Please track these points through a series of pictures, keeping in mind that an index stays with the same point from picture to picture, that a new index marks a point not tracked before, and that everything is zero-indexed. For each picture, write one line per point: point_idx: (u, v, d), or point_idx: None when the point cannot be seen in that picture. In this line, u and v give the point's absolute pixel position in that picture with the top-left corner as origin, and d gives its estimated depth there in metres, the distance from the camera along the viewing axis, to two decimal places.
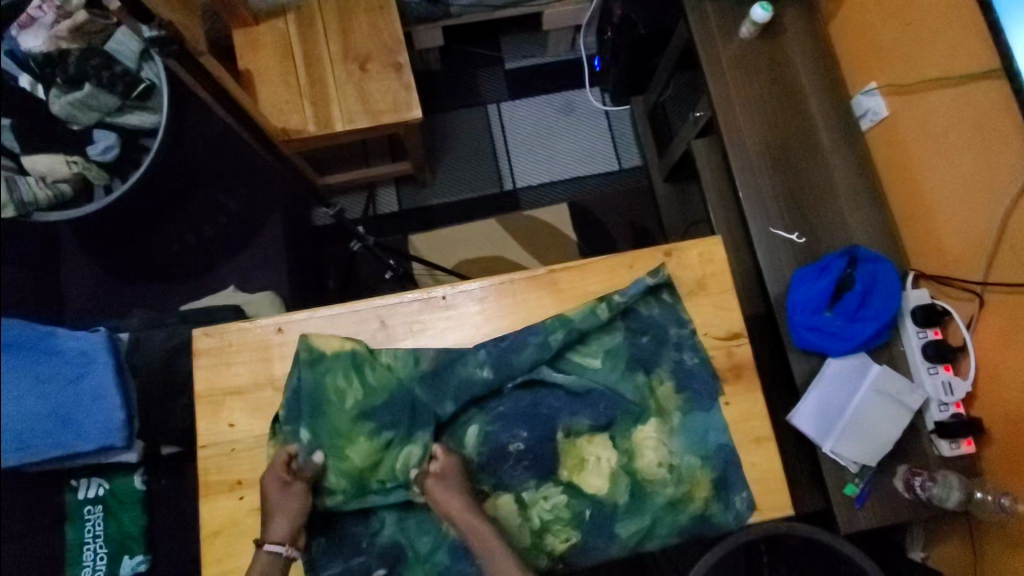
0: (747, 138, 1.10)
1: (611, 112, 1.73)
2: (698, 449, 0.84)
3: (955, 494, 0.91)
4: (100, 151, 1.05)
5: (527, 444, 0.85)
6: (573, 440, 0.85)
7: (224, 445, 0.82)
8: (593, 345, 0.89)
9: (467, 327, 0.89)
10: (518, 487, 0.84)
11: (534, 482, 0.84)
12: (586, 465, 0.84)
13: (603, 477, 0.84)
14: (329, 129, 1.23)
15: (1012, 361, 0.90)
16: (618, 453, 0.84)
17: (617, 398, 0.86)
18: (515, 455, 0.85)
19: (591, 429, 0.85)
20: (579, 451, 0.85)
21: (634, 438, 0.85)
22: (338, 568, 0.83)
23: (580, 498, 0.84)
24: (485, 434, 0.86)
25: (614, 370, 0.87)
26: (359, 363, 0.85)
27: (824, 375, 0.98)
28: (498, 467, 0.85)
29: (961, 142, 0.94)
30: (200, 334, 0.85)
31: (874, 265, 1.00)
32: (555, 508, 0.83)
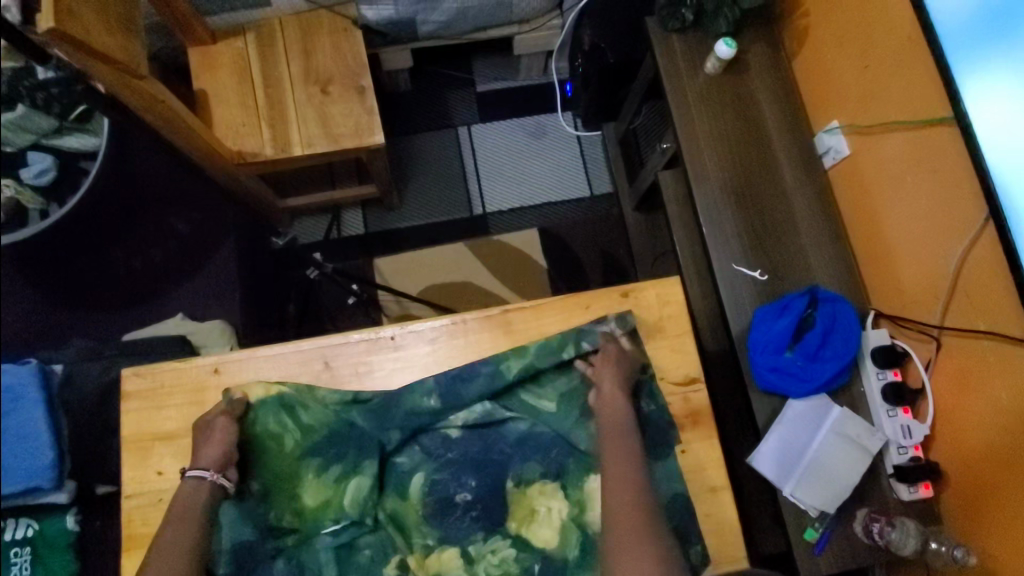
0: (711, 173, 1.10)
1: (583, 137, 1.72)
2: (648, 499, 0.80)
3: (912, 542, 0.89)
4: (33, 174, 1.08)
5: (474, 493, 0.82)
6: (523, 490, 0.82)
7: (151, 494, 0.78)
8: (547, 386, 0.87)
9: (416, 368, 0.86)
10: (463, 541, 0.80)
11: (481, 534, 0.80)
12: (537, 517, 0.81)
13: (552, 529, 0.80)
14: (287, 152, 1.19)
15: (968, 406, 0.90)
16: (568, 503, 0.81)
17: (565, 443, 0.84)
18: (463, 505, 0.81)
19: (542, 478, 0.82)
20: (530, 502, 0.81)
21: (585, 489, 0.81)
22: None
23: (530, 552, 0.80)
24: (430, 483, 0.83)
25: (569, 415, 0.85)
26: (298, 404, 0.83)
27: (785, 417, 0.97)
28: (444, 520, 0.81)
29: (918, 185, 0.94)
30: (129, 375, 0.82)
31: (834, 305, 1.00)
32: (503, 563, 0.79)
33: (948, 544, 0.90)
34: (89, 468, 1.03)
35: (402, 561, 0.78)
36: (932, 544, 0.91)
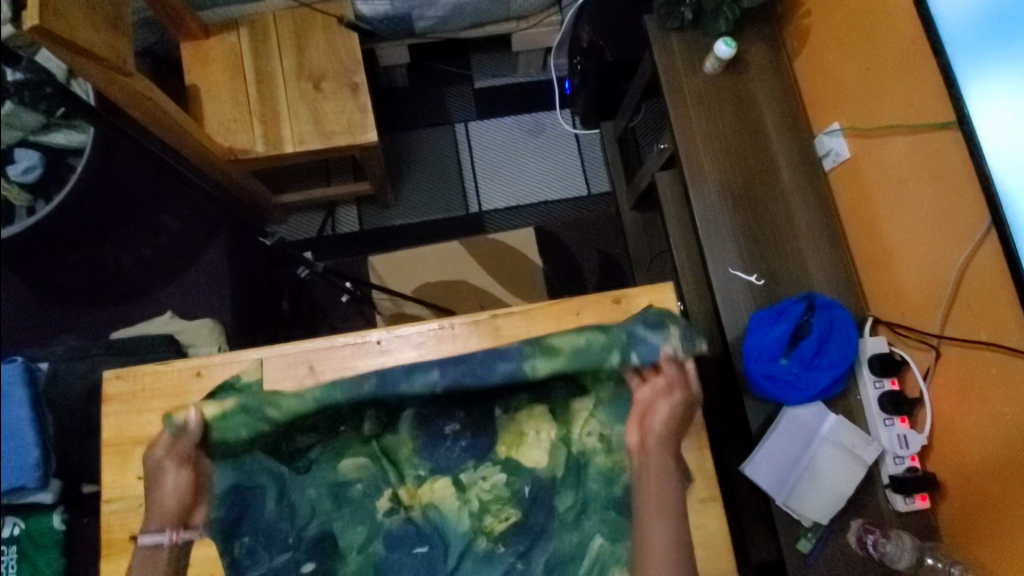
0: (708, 174, 1.08)
1: (581, 135, 1.70)
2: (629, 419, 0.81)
3: (907, 556, 0.88)
4: (20, 172, 1.10)
5: (463, 424, 0.82)
6: (511, 418, 0.83)
7: (132, 499, 0.76)
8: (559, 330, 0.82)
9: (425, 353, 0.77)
10: (453, 470, 0.82)
11: (472, 463, 0.82)
12: (526, 440, 0.82)
13: (543, 451, 0.81)
14: (279, 149, 1.17)
15: (967, 417, 0.88)
16: (556, 424, 0.82)
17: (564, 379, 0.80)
18: (452, 436, 0.82)
19: (529, 401, 0.83)
20: (518, 426, 0.83)
21: (571, 409, 0.82)
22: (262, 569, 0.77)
23: (522, 479, 0.81)
24: (418, 420, 0.82)
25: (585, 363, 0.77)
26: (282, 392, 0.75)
27: (780, 425, 0.95)
28: (435, 450, 0.82)
29: (920, 188, 0.92)
30: (111, 377, 0.79)
31: (831, 311, 0.98)
32: (494, 489, 0.80)
33: (945, 560, 0.88)
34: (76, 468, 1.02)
35: (393, 496, 0.81)
36: (928, 559, 0.89)
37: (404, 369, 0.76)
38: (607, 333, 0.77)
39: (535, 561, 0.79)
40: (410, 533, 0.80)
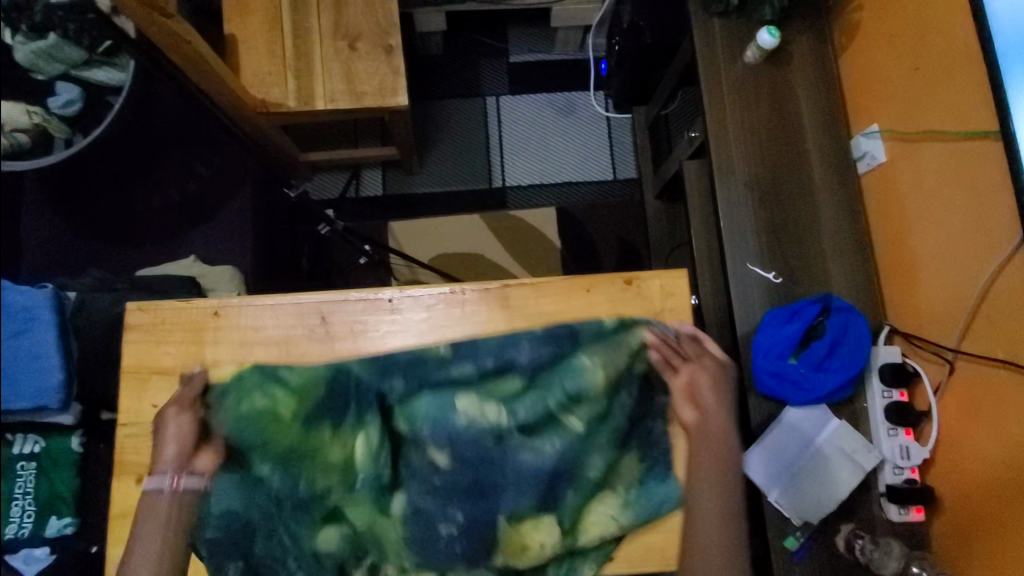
0: (736, 165, 1.06)
1: (613, 119, 1.68)
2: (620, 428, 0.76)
3: (893, 563, 0.88)
4: (61, 105, 0.98)
5: (461, 528, 0.71)
6: (515, 527, 0.72)
7: (145, 425, 0.78)
8: (582, 403, 0.74)
9: (434, 481, 0.72)
10: (445, 566, 0.71)
11: (462, 566, 0.71)
12: (528, 553, 0.71)
13: (547, 536, 0.72)
14: (310, 105, 1.19)
15: (973, 433, 0.87)
16: (561, 530, 0.73)
17: (574, 469, 0.74)
18: (447, 540, 0.71)
19: (535, 514, 0.72)
20: (520, 540, 0.71)
21: (585, 514, 0.75)
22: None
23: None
24: (412, 510, 0.72)
25: (592, 437, 0.74)
26: (320, 436, 0.72)
27: (781, 422, 0.94)
28: (426, 549, 0.71)
29: (953, 200, 0.90)
30: (133, 308, 0.80)
31: (846, 315, 0.96)
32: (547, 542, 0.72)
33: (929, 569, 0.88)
34: (96, 394, 1.06)
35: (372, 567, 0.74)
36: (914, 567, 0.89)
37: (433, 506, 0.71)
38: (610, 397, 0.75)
39: None
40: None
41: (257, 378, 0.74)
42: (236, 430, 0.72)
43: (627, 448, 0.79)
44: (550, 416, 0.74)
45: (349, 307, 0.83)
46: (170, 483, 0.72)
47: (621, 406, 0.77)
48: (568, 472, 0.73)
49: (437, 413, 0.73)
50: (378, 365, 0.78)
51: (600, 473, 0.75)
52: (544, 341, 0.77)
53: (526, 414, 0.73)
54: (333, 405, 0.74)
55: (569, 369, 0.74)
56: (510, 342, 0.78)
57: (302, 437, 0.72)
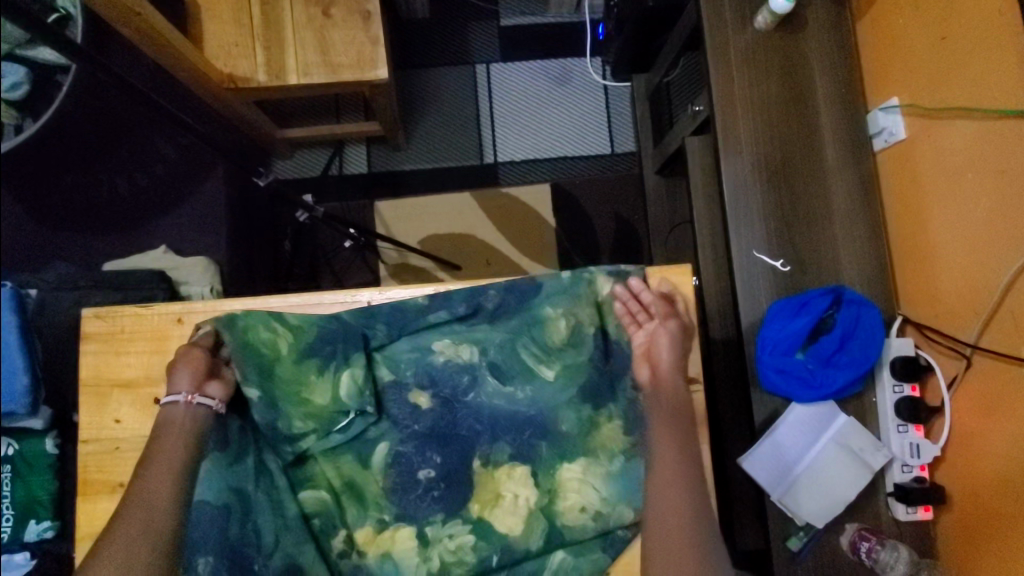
0: (744, 142, 0.98)
1: (610, 87, 1.58)
2: (593, 395, 0.72)
3: (902, 565, 0.85)
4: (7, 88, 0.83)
5: (439, 471, 0.71)
6: (489, 471, 0.71)
7: (108, 442, 0.72)
8: (555, 351, 0.72)
9: (412, 425, 0.73)
10: (421, 520, 0.71)
11: (440, 516, 0.71)
12: (500, 503, 0.70)
13: (518, 518, 0.70)
14: (281, 79, 1.09)
15: (989, 432, 0.83)
16: (538, 492, 0.70)
17: (550, 422, 0.71)
18: (425, 483, 0.71)
19: (511, 459, 0.71)
20: (495, 485, 0.71)
21: (558, 478, 0.71)
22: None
23: (489, 542, 0.69)
24: (394, 454, 0.73)
25: (564, 391, 0.72)
26: (307, 376, 0.72)
27: (786, 420, 0.90)
28: (404, 495, 0.71)
29: (979, 183, 0.83)
30: (89, 315, 0.74)
31: (858, 307, 0.90)
32: (522, 485, 0.70)
33: None
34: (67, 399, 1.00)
35: (350, 535, 0.71)
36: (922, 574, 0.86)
37: (411, 450, 0.72)
38: (578, 351, 0.72)
39: (494, 540, 0.69)
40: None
41: (263, 316, 0.73)
42: (241, 357, 0.71)
43: (608, 414, 0.72)
44: (522, 370, 0.73)
45: (322, 310, 0.76)
46: (186, 399, 0.69)
47: (591, 359, 0.73)
48: (542, 423, 0.72)
49: (413, 361, 0.74)
50: (363, 311, 0.74)
51: (572, 429, 0.71)
52: (508, 290, 0.73)
53: (498, 356, 0.73)
54: (325, 348, 0.73)
55: (536, 319, 0.73)
56: (478, 290, 0.73)
57: (294, 372, 0.72)
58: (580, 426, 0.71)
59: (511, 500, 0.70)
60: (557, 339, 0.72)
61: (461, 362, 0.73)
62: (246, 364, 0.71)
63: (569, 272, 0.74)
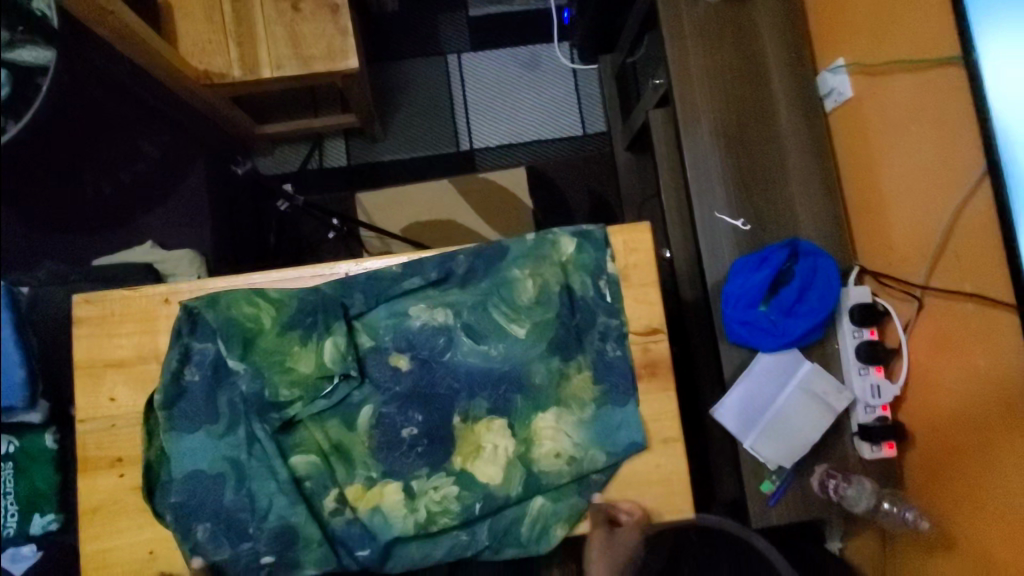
0: (701, 110, 1.02)
1: (580, 70, 1.62)
2: (563, 348, 0.76)
3: (865, 500, 0.90)
4: None
5: (421, 428, 0.75)
6: (470, 426, 0.75)
7: (104, 420, 0.76)
8: (525, 309, 0.77)
9: (393, 387, 0.77)
10: (406, 476, 0.74)
11: (425, 470, 0.74)
12: (481, 454, 0.75)
13: (498, 467, 0.74)
14: (256, 74, 1.14)
15: (942, 366, 0.89)
16: (515, 441, 0.75)
17: (523, 375, 0.76)
18: (408, 441, 0.75)
19: (489, 413, 0.76)
20: (475, 438, 0.75)
21: (532, 426, 0.75)
22: (226, 554, 0.72)
23: (472, 491, 0.73)
24: (378, 415, 0.76)
25: (534, 346, 0.76)
26: (290, 346, 0.76)
27: (753, 370, 0.94)
28: (389, 453, 0.75)
29: (919, 133, 0.87)
30: (79, 301, 0.77)
31: (815, 258, 0.95)
32: (500, 437, 0.75)
33: (901, 506, 0.92)
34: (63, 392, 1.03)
35: (341, 493, 0.74)
36: (886, 504, 0.93)
37: (393, 410, 0.76)
38: (546, 309, 0.77)
39: (477, 489, 0.74)
40: (359, 530, 0.73)
41: (245, 292, 0.77)
42: (224, 330, 0.75)
43: (577, 366, 0.77)
44: (495, 329, 0.77)
45: (302, 283, 0.79)
46: None
47: (558, 316, 0.77)
48: (516, 378, 0.76)
49: (391, 326, 0.77)
50: (340, 281, 0.78)
51: (545, 381, 0.76)
52: (476, 256, 0.78)
53: (472, 317, 0.77)
54: (305, 319, 0.76)
55: (504, 281, 0.77)
56: (447, 257, 0.78)
57: (277, 343, 0.76)
58: (551, 377, 0.76)
59: (491, 451, 0.74)
60: (525, 298, 0.77)
61: (438, 324, 0.77)
62: (231, 336, 0.75)
63: (533, 235, 0.79)
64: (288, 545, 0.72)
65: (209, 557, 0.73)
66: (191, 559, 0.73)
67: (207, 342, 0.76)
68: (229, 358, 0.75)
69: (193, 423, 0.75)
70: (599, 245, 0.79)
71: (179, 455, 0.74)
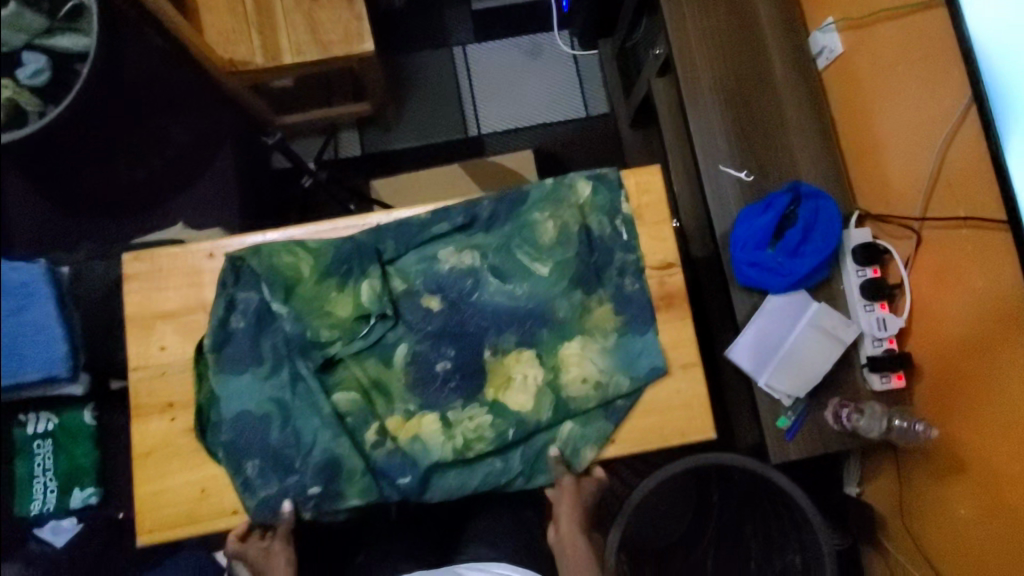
0: (700, 71, 1.09)
1: (580, 56, 1.69)
2: (584, 281, 0.81)
3: (879, 425, 0.95)
4: (30, 75, 0.91)
5: (454, 363, 0.80)
6: (500, 358, 0.80)
7: (155, 367, 0.81)
8: (547, 249, 0.82)
9: (425, 326, 0.81)
10: (442, 407, 0.79)
11: (460, 402, 0.79)
12: (513, 384, 0.79)
13: (529, 395, 0.78)
14: (277, 59, 1.20)
15: (943, 295, 0.94)
16: (544, 370, 0.79)
17: (547, 309, 0.80)
18: (443, 375, 0.79)
19: (518, 346, 0.80)
20: (506, 370, 0.79)
21: (559, 355, 0.80)
22: (274, 490, 0.76)
23: (505, 418, 0.78)
24: (413, 353, 0.80)
25: (558, 282, 0.81)
26: (328, 292, 0.81)
27: (764, 310, 0.99)
28: (425, 387, 0.79)
29: (908, 76, 0.94)
30: (130, 258, 0.83)
31: (816, 201, 1.00)
32: (528, 368, 0.79)
33: (910, 420, 0.95)
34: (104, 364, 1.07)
35: (381, 426, 0.78)
36: (896, 421, 0.95)
37: (428, 347, 0.80)
38: (566, 247, 0.82)
39: (510, 417, 0.78)
40: (400, 459, 0.77)
41: (285, 243, 0.82)
42: (267, 278, 0.81)
43: (599, 299, 0.82)
44: (519, 268, 0.82)
45: (337, 235, 0.85)
46: None
47: (578, 253, 0.82)
48: (542, 312, 0.80)
49: (422, 270, 0.82)
50: (373, 230, 0.83)
51: (568, 314, 0.80)
52: (499, 201, 0.84)
53: (497, 258, 0.82)
54: (342, 266, 0.82)
55: (526, 224, 0.83)
56: (473, 203, 0.84)
57: (316, 290, 0.81)
58: (575, 310, 0.81)
59: (522, 382, 0.79)
60: (545, 238, 0.82)
61: (466, 266, 0.82)
62: (273, 283, 0.81)
63: (551, 179, 0.85)
64: (333, 476, 0.76)
65: (258, 492, 0.76)
66: (241, 495, 0.76)
67: (249, 291, 0.81)
68: (273, 303, 0.80)
69: (240, 367, 0.79)
70: (613, 186, 0.85)
71: (226, 397, 0.78)
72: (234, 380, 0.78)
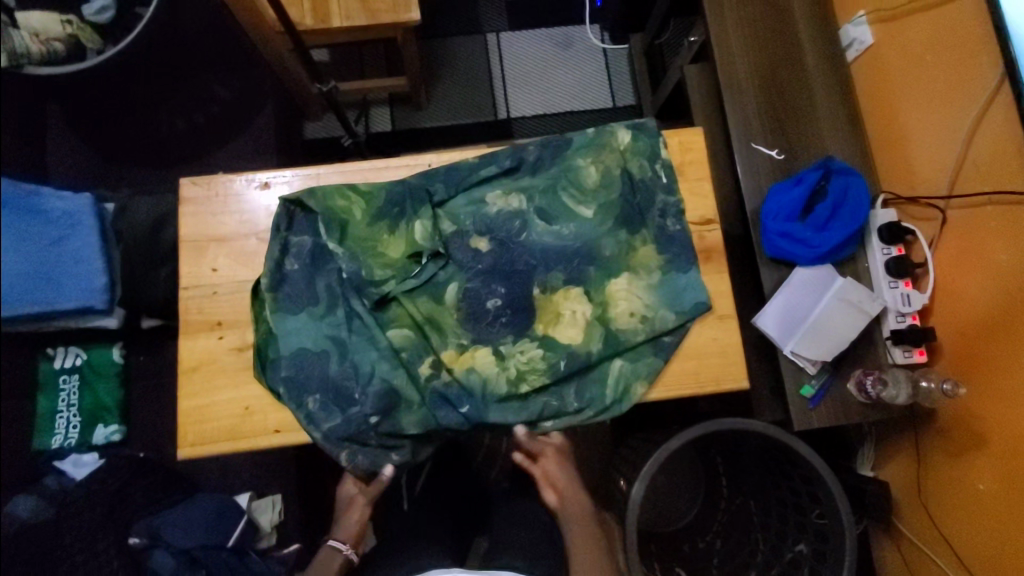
0: (736, 54, 1.13)
1: (609, 50, 1.75)
2: (630, 222, 0.85)
3: (903, 392, 0.97)
4: (94, 11, 1.01)
5: (505, 299, 0.82)
6: (548, 296, 0.82)
7: (207, 288, 0.83)
8: (590, 192, 0.86)
9: (475, 267, 0.83)
10: (494, 341, 0.81)
11: (511, 337, 0.81)
12: (562, 319, 0.82)
13: (578, 329, 0.81)
14: (326, 23, 1.23)
15: (965, 271, 0.97)
16: (592, 305, 0.82)
17: (594, 249, 0.84)
18: (494, 311, 0.82)
19: (566, 284, 0.83)
20: (555, 306, 0.82)
21: (607, 290, 0.83)
22: (337, 421, 0.77)
23: (555, 351, 0.80)
24: (463, 291, 0.82)
25: (604, 223, 0.85)
26: (380, 233, 0.84)
27: (793, 280, 1.01)
28: (477, 323, 0.82)
29: (936, 62, 0.98)
30: (187, 183, 0.85)
31: (846, 179, 1.04)
32: (577, 305, 0.82)
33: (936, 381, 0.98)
34: (140, 301, 1.09)
35: (436, 359, 0.80)
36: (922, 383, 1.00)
37: (479, 284, 0.83)
38: (610, 191, 0.86)
39: (560, 350, 0.80)
40: (457, 389, 0.79)
41: (338, 186, 0.84)
42: (322, 220, 0.83)
43: (642, 240, 0.85)
44: (566, 211, 0.85)
45: (387, 174, 0.88)
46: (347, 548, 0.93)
47: (621, 196, 0.86)
48: (587, 252, 0.84)
49: (472, 212, 0.85)
50: (424, 173, 0.86)
51: (614, 252, 0.84)
52: (545, 147, 0.88)
53: (544, 201, 0.85)
54: (393, 209, 0.84)
55: (571, 168, 0.87)
56: (519, 148, 0.87)
57: (369, 231, 0.83)
58: (620, 249, 0.84)
59: (572, 318, 0.82)
60: (591, 182, 0.86)
61: (517, 210, 0.85)
62: (328, 224, 0.82)
63: (593, 128, 0.88)
64: (392, 405, 0.78)
65: (320, 424, 0.77)
66: (306, 428, 0.77)
67: (304, 235, 0.83)
68: (329, 242, 0.82)
69: (294, 303, 0.81)
70: (653, 134, 0.88)
71: (282, 332, 0.80)
72: (289, 317, 0.80)
